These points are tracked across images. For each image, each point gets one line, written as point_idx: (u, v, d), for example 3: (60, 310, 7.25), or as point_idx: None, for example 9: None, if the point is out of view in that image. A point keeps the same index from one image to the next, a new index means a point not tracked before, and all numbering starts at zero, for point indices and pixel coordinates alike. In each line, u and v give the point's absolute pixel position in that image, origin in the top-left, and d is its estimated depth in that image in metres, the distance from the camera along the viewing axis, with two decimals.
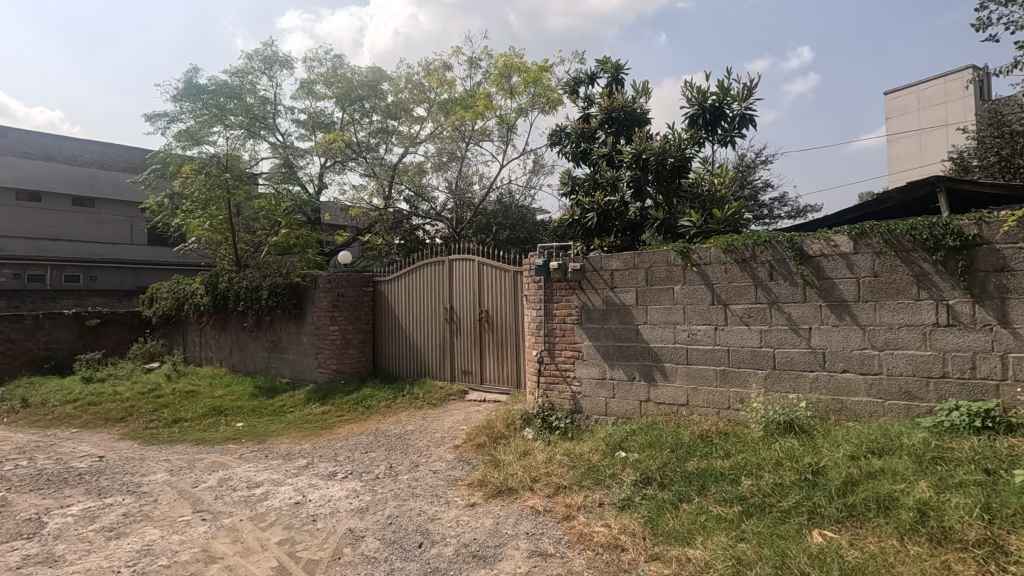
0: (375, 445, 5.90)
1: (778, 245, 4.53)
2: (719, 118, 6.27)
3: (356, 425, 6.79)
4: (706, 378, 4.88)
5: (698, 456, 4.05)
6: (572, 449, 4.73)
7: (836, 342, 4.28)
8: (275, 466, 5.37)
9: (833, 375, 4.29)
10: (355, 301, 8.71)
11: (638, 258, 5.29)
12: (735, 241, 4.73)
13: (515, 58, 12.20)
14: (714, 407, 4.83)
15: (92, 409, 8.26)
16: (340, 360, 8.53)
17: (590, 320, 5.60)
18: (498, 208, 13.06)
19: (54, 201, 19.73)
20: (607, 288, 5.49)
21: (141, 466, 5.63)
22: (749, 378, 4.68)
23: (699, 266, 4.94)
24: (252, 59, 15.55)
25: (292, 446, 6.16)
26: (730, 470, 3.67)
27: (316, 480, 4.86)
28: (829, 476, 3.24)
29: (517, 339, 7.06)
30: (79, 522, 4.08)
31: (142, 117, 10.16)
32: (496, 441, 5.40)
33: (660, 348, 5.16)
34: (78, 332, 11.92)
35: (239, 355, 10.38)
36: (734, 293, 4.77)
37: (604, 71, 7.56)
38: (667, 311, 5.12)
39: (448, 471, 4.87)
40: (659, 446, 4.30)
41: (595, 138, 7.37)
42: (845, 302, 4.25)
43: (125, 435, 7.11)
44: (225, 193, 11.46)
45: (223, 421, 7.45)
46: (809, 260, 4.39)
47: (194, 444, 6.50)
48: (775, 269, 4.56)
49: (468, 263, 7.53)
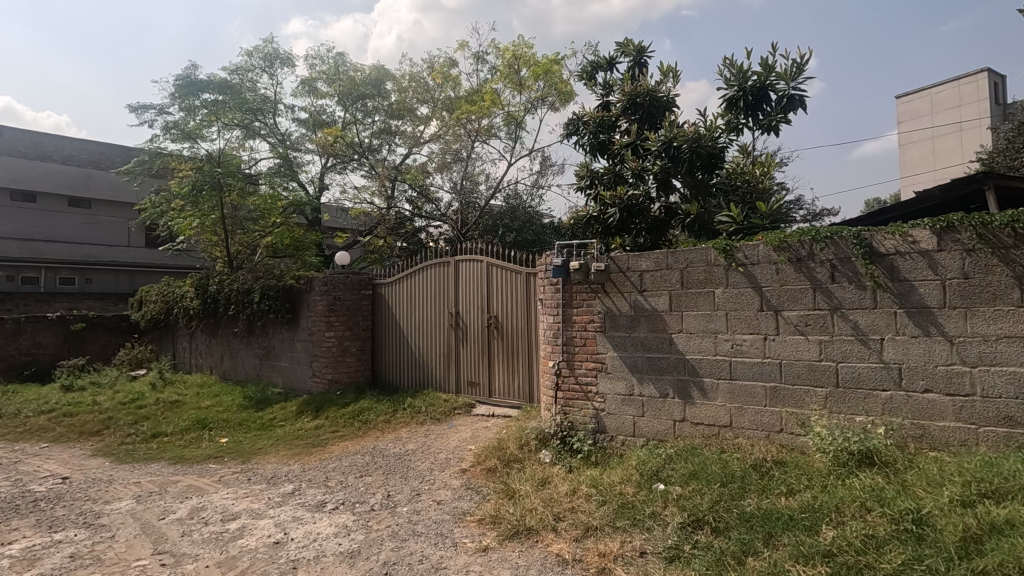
0: (372, 467, 5.25)
1: (841, 241, 3.88)
2: (762, 101, 5.64)
3: (351, 442, 6.13)
4: (753, 397, 4.22)
5: (755, 492, 3.38)
6: (599, 478, 4.07)
7: (916, 356, 3.62)
8: (257, 493, 4.69)
9: (911, 396, 3.63)
10: (354, 305, 8.07)
11: (672, 257, 4.64)
12: (789, 237, 4.08)
13: (525, 50, 11.63)
14: (764, 429, 4.17)
15: (67, 422, 7.60)
16: (336, 369, 7.89)
17: (615, 327, 4.94)
18: (505, 209, 12.40)
19: (50, 201, 19.16)
20: (635, 291, 4.84)
21: (107, 490, 4.98)
22: (807, 397, 4.01)
23: (745, 266, 4.29)
24: (252, 56, 15.06)
25: (279, 467, 5.49)
26: (802, 514, 3.00)
27: (302, 512, 4.18)
28: (939, 529, 2.57)
29: (529, 347, 6.39)
30: (14, 567, 3.42)
31: (126, 109, 9.42)
32: (509, 466, 4.74)
33: (698, 360, 4.50)
34: (63, 336, 11.30)
35: (230, 361, 9.73)
36: (787, 298, 4.11)
37: (625, 54, 6.92)
38: (707, 318, 4.46)
39: (455, 503, 4.20)
40: (705, 478, 3.62)
41: (616, 127, 6.72)
42: (927, 309, 3.59)
43: (98, 452, 6.44)
44: (217, 191, 10.79)
45: (207, 436, 6.78)
46: (880, 259, 3.74)
47: (170, 464, 5.85)
48: (838, 270, 3.90)
49: (476, 264, 6.88)
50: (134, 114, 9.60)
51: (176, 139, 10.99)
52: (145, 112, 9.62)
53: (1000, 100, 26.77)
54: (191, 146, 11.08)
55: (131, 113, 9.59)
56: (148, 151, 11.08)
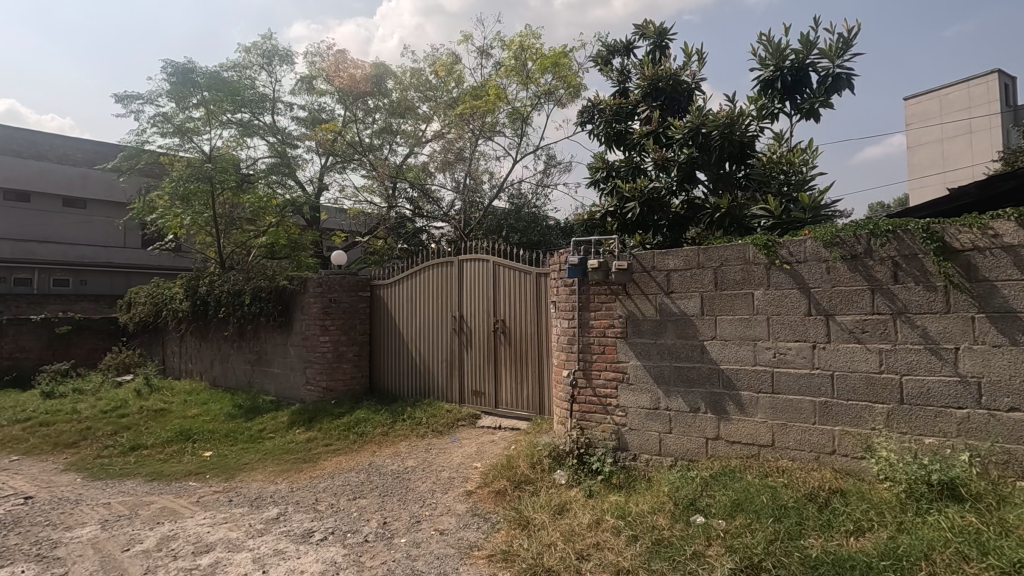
0: (367, 487, 4.73)
1: (906, 236, 3.37)
2: (801, 82, 5.43)
3: (346, 458, 5.63)
4: (799, 414, 3.71)
5: (817, 530, 2.87)
6: (625, 505, 3.56)
7: (999, 369, 3.10)
8: (236, 519, 4.17)
9: (993, 415, 3.11)
10: (351, 307, 7.56)
11: (705, 254, 4.13)
12: (843, 232, 3.58)
13: (532, 41, 11.13)
14: (813, 450, 3.66)
15: (42, 432, 7.09)
16: (331, 376, 7.39)
17: (638, 334, 4.42)
18: (510, 209, 11.95)
19: (44, 201, 18.70)
20: (662, 293, 4.32)
21: (71, 513, 4.46)
22: (864, 415, 3.50)
23: (790, 265, 3.78)
24: (251, 52, 14.62)
25: (264, 486, 4.97)
26: (883, 560, 2.49)
27: (284, 543, 3.66)
28: None
29: (540, 355, 5.86)
30: None
31: (111, 98, 8.94)
32: (519, 488, 4.21)
33: (734, 372, 3.99)
34: (48, 339, 10.81)
35: (220, 367, 9.23)
36: (840, 300, 3.59)
37: (644, 37, 6.43)
38: (744, 324, 3.95)
39: (460, 533, 3.67)
40: (754, 510, 3.11)
41: (634, 115, 6.22)
42: (1011, 313, 3.08)
43: (70, 467, 5.93)
44: (208, 188, 10.27)
45: (189, 449, 6.26)
46: (955, 257, 3.22)
47: (147, 481, 5.34)
48: (901, 268, 3.38)
49: (482, 264, 6.37)
50: (119, 104, 9.10)
51: (165, 132, 10.48)
52: (131, 102, 9.13)
53: (1011, 100, 25.98)
54: (182, 141, 10.57)
55: (117, 102, 9.11)
56: (136, 144, 10.54)
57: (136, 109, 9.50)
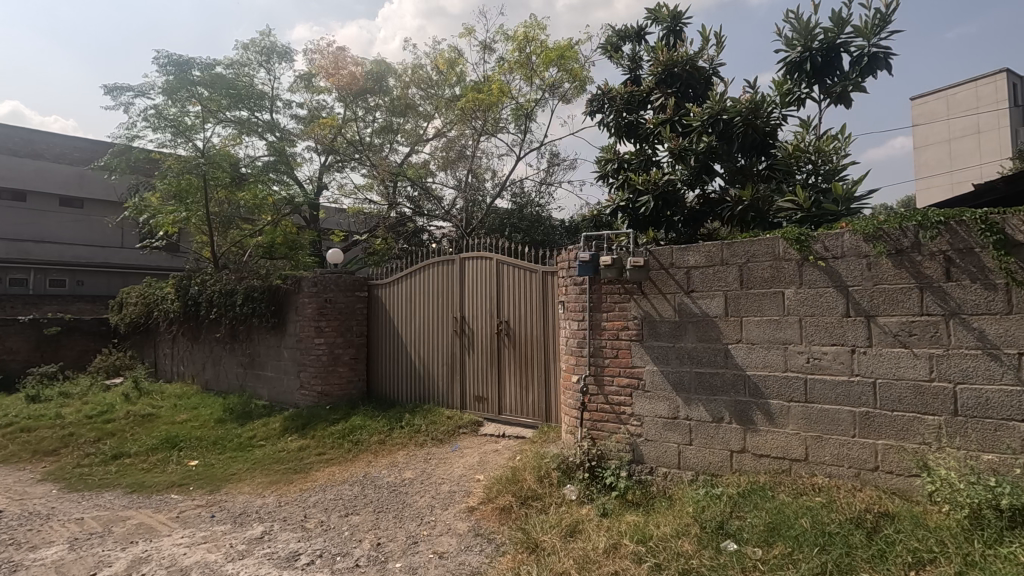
0: (361, 501, 4.38)
1: (959, 227, 3.01)
2: (831, 65, 5.23)
3: (339, 468, 5.27)
4: (837, 425, 3.36)
5: (870, 564, 2.51)
6: (646, 527, 3.20)
7: None
8: (217, 538, 3.82)
9: None
10: (346, 307, 7.20)
11: (729, 249, 3.77)
12: (886, 224, 3.21)
13: (538, 34, 10.78)
14: (853, 466, 3.31)
15: (21, 438, 6.73)
16: (326, 381, 7.03)
17: (654, 336, 4.06)
18: (513, 209, 11.56)
19: (40, 201, 18.38)
20: (681, 292, 3.97)
21: (38, 530, 4.11)
22: (912, 427, 3.14)
23: (826, 261, 3.42)
24: (248, 49, 14.31)
25: (251, 500, 4.62)
26: None
27: (266, 568, 3.30)
28: None
29: (546, 357, 5.50)
30: None
31: (99, 89, 8.59)
32: (526, 505, 3.85)
33: (761, 378, 3.63)
34: (37, 341, 10.46)
35: (213, 370, 8.89)
36: (883, 300, 3.23)
37: (657, 22, 6.09)
38: (774, 326, 3.59)
39: (461, 557, 3.31)
40: (795, 538, 2.75)
41: (647, 103, 5.89)
42: None
43: (46, 477, 5.57)
44: (202, 184, 9.93)
45: (175, 457, 5.92)
46: (1019, 250, 2.86)
47: (125, 493, 4.98)
48: (954, 264, 3.02)
49: (484, 262, 6.02)
50: (108, 96, 8.76)
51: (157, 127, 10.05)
52: (120, 94, 8.79)
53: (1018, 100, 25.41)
54: (176, 137, 10.10)
55: (105, 93, 8.77)
56: (126, 140, 10.16)
57: (126, 102, 9.16)
